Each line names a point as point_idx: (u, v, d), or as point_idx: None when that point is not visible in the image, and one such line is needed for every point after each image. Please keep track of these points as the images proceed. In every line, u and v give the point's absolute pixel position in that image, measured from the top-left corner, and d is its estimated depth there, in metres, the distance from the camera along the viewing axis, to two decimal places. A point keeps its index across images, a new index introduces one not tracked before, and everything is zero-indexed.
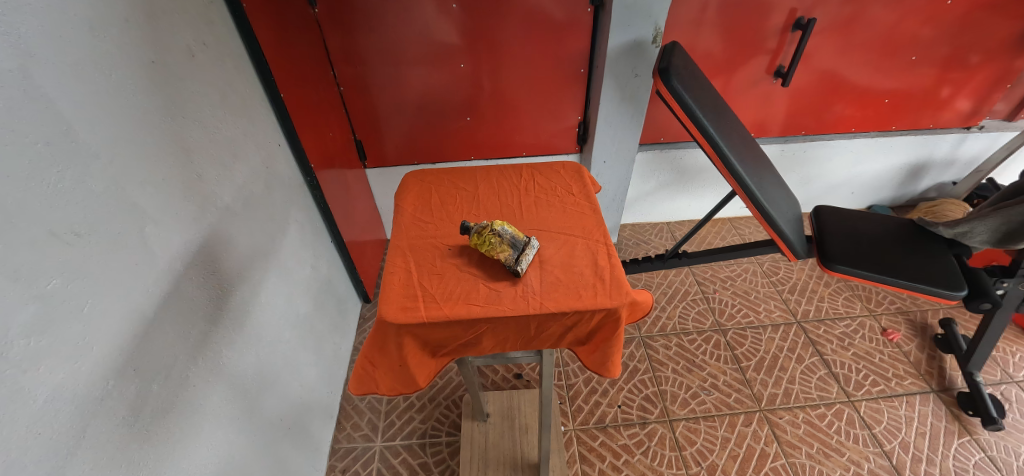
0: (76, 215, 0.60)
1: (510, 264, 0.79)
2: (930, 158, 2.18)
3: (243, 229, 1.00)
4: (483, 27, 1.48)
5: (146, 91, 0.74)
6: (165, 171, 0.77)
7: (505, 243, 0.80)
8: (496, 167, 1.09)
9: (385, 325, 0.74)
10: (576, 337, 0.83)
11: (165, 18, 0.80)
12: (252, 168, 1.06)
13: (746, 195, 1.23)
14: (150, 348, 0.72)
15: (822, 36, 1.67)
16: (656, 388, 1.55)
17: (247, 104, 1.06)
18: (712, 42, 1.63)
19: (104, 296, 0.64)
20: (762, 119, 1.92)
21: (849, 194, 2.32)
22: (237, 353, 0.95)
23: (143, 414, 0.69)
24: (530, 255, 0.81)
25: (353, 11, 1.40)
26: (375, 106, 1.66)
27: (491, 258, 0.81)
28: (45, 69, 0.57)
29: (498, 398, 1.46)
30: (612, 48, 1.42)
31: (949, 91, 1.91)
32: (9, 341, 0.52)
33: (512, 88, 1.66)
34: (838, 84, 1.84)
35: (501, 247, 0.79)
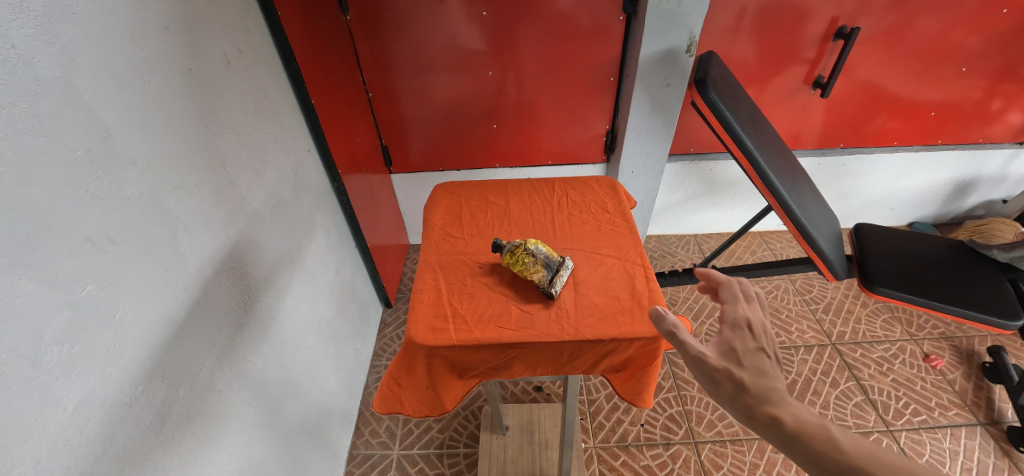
0: (112, 221, 0.61)
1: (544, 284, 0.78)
2: (978, 174, 2.06)
3: (271, 235, 1.00)
4: (512, 35, 1.47)
5: (183, 98, 0.75)
6: (198, 178, 0.78)
7: (538, 263, 0.78)
8: (528, 181, 1.07)
9: (414, 346, 0.73)
10: (609, 365, 0.79)
11: (202, 26, 0.81)
12: (282, 174, 1.07)
13: (783, 211, 1.18)
14: (177, 355, 0.72)
15: (864, 46, 1.60)
16: (681, 408, 1.50)
17: (279, 110, 1.07)
18: (747, 50, 1.58)
19: (135, 302, 0.64)
20: (797, 131, 1.85)
21: (889, 210, 2.21)
22: (262, 358, 0.95)
23: (168, 419, 0.69)
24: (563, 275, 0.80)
25: (383, 18, 1.41)
26: (402, 112, 1.67)
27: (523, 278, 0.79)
28: (88, 77, 0.58)
29: (518, 411, 1.44)
30: (644, 58, 1.39)
31: (1001, 104, 1.80)
32: (44, 347, 0.52)
33: (539, 96, 1.64)
34: (880, 96, 1.76)
35: (535, 266, 0.77)
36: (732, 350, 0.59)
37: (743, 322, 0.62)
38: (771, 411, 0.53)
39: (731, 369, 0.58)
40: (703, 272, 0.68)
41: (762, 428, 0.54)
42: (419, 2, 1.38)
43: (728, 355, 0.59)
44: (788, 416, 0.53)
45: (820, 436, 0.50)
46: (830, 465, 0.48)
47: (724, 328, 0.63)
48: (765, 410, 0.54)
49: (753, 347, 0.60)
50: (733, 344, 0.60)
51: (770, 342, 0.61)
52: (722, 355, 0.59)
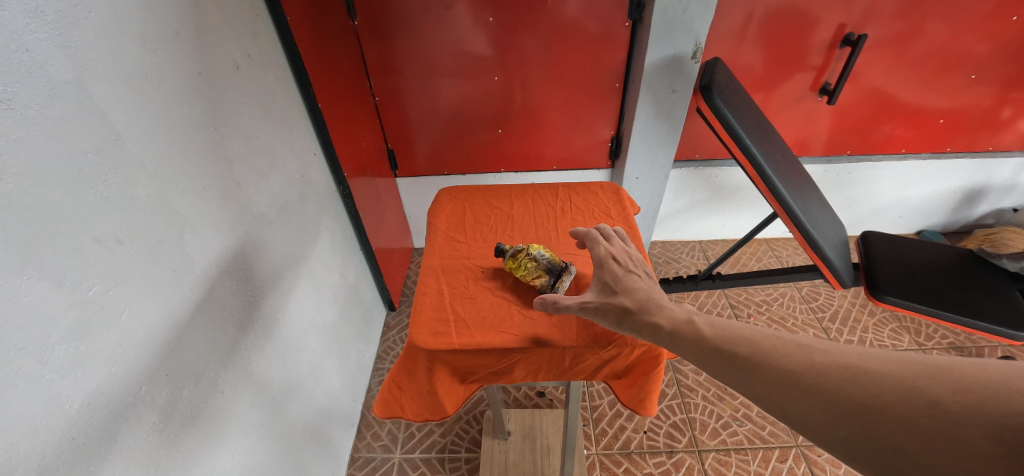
0: (120, 222, 0.62)
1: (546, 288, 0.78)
2: (988, 183, 2.04)
3: (277, 237, 1.01)
4: (518, 41, 1.47)
5: (193, 101, 0.76)
6: (205, 180, 0.79)
7: (540, 268, 0.79)
8: (532, 186, 1.08)
9: (415, 349, 0.73)
10: (611, 371, 0.79)
11: (212, 30, 0.82)
12: (288, 176, 1.07)
13: (789, 218, 1.17)
14: (182, 355, 0.72)
15: (872, 53, 1.59)
16: (684, 415, 1.49)
17: (286, 113, 1.08)
18: (753, 57, 1.58)
19: (141, 302, 0.64)
20: (804, 138, 1.84)
21: (897, 217, 2.19)
22: (266, 360, 0.96)
23: (172, 419, 0.70)
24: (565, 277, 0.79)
25: (391, 23, 1.42)
26: (408, 116, 1.68)
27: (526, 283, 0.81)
28: (100, 81, 0.59)
29: (520, 416, 1.43)
30: (649, 64, 1.39)
31: (1011, 112, 1.78)
32: (51, 346, 0.53)
33: (545, 101, 1.64)
34: (888, 103, 1.74)
35: (534, 272, 0.78)
36: (605, 282, 0.71)
37: (608, 257, 0.74)
38: (647, 319, 0.63)
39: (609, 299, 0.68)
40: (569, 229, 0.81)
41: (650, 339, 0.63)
42: (427, 8, 1.40)
43: (603, 287, 0.70)
44: (660, 318, 0.63)
45: (685, 326, 0.60)
46: (693, 346, 0.58)
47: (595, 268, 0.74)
48: (640, 319, 0.64)
49: (619, 273, 0.71)
50: (604, 276, 0.71)
51: (637, 266, 0.73)
52: (600, 290, 0.71)
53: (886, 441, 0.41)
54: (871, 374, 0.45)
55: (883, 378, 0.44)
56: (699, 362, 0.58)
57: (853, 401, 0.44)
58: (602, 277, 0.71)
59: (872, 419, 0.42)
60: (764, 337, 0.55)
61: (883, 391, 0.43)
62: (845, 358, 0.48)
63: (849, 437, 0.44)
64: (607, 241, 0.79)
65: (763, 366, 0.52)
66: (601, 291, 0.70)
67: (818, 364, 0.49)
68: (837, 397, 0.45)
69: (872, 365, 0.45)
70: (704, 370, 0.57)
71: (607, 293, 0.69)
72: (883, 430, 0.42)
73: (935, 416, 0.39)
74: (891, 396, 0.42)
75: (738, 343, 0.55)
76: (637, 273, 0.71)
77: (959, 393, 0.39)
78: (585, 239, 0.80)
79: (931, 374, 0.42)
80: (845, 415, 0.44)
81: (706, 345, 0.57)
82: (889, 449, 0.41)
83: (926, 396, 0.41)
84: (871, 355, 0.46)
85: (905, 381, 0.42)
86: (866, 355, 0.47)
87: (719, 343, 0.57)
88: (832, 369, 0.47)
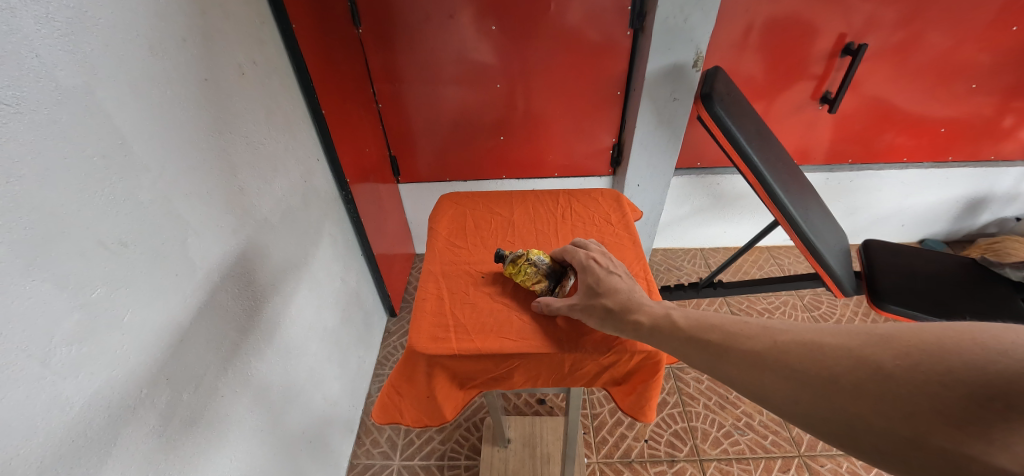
0: (124, 226, 0.62)
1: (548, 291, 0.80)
2: (990, 192, 2.04)
3: (279, 241, 1.02)
4: (520, 49, 1.49)
5: (199, 106, 0.77)
6: (209, 185, 0.79)
7: (539, 273, 0.79)
8: (532, 193, 1.08)
9: (415, 354, 0.73)
10: (611, 378, 0.79)
11: (219, 38, 0.83)
12: (291, 182, 1.08)
13: (790, 225, 1.17)
14: (183, 359, 0.73)
15: (873, 62, 1.60)
16: (686, 424, 1.48)
17: (290, 119, 1.09)
18: (754, 65, 1.59)
19: (143, 305, 0.65)
20: (805, 146, 1.85)
21: (899, 226, 2.19)
22: (266, 365, 0.96)
23: (172, 422, 0.70)
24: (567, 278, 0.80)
25: (395, 30, 1.44)
26: (410, 123, 1.69)
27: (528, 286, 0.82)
28: (108, 86, 0.60)
29: (520, 423, 1.42)
30: (651, 72, 1.40)
31: (1013, 121, 1.79)
32: (53, 348, 0.53)
33: (546, 109, 1.65)
34: (889, 112, 1.75)
35: (530, 279, 0.79)
36: (589, 285, 0.73)
37: (589, 261, 0.76)
38: (629, 316, 0.66)
39: (594, 302, 0.71)
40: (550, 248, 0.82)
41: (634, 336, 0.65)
42: (430, 16, 1.41)
43: (587, 289, 0.72)
44: (640, 314, 0.66)
45: (664, 321, 0.63)
46: (669, 338, 0.61)
47: (578, 271, 0.76)
48: (622, 318, 0.67)
49: (601, 275, 0.73)
50: (588, 279, 0.73)
51: (617, 267, 0.75)
52: (584, 292, 0.73)
53: (840, 407, 0.44)
54: (824, 346, 0.48)
55: (834, 350, 0.47)
56: (678, 352, 0.60)
57: (810, 373, 0.47)
58: (585, 280, 0.73)
59: (827, 389, 0.45)
60: (732, 324, 0.58)
61: (833, 362, 0.46)
62: (802, 335, 0.51)
63: (810, 409, 0.46)
64: (585, 247, 0.81)
65: (732, 350, 0.55)
66: (585, 294, 0.73)
67: (779, 343, 0.51)
68: (797, 372, 0.48)
69: (825, 339, 0.48)
70: (682, 359, 0.60)
71: (592, 295, 0.72)
72: (838, 399, 0.44)
73: (880, 380, 0.42)
74: (841, 365, 0.45)
75: (711, 330, 0.59)
76: (618, 273, 0.74)
77: (899, 356, 0.42)
78: (564, 249, 0.82)
79: (876, 342, 0.45)
80: (805, 387, 0.47)
81: (682, 336, 0.60)
82: (844, 415, 0.44)
83: (871, 362, 0.44)
84: (825, 330, 0.49)
85: (853, 350, 0.45)
86: (821, 330, 0.50)
87: (694, 333, 0.60)
88: (792, 347, 0.50)
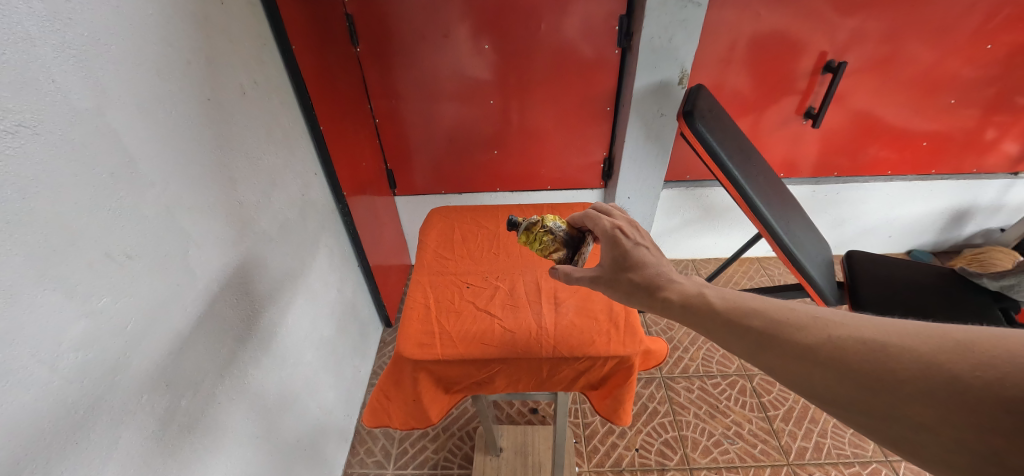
0: (130, 239, 0.66)
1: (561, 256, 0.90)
2: (974, 204, 2.09)
3: (277, 253, 1.05)
4: (514, 66, 1.54)
5: (202, 125, 0.81)
6: (211, 199, 0.83)
7: (556, 243, 0.87)
8: (518, 207, 1.13)
9: (402, 360, 0.77)
10: (587, 382, 0.82)
11: (222, 59, 0.88)
12: (290, 195, 1.12)
13: (772, 238, 1.21)
14: (183, 365, 0.76)
15: (854, 78, 1.65)
16: (676, 433, 1.50)
17: (289, 135, 1.13)
18: (740, 81, 1.64)
19: (146, 314, 0.68)
20: (791, 159, 1.90)
21: (886, 237, 2.23)
22: (263, 372, 0.98)
23: (170, 427, 0.72)
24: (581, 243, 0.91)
25: (392, 48, 1.49)
26: (407, 137, 1.74)
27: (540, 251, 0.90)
28: (117, 108, 0.64)
29: (512, 433, 1.44)
30: (638, 89, 1.45)
31: (995, 134, 1.84)
32: (61, 354, 0.56)
33: (539, 123, 1.70)
34: (873, 126, 1.80)
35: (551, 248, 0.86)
36: (618, 258, 0.75)
37: (616, 231, 0.78)
38: (658, 293, 0.69)
39: (627, 274, 0.74)
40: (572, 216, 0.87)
41: (664, 311, 0.68)
42: (426, 35, 1.46)
43: (616, 263, 0.75)
44: (670, 291, 0.68)
45: (696, 298, 0.65)
46: (709, 321, 0.62)
47: (605, 242, 0.79)
48: (653, 294, 0.70)
49: (629, 247, 0.75)
50: (617, 252, 0.76)
51: (643, 238, 0.78)
52: (613, 265, 0.76)
53: (903, 411, 0.44)
54: (889, 348, 0.47)
55: (902, 354, 0.46)
56: (715, 333, 0.61)
57: (873, 377, 0.46)
58: (614, 252, 0.76)
59: (888, 392, 0.45)
60: (778, 311, 0.58)
61: (901, 366, 0.45)
62: (863, 332, 0.50)
63: (867, 410, 0.47)
64: (608, 214, 0.84)
65: (781, 340, 0.54)
66: (614, 267, 0.75)
67: (836, 338, 0.51)
68: (856, 371, 0.47)
69: (890, 340, 0.48)
70: (718, 341, 0.61)
71: (621, 269, 0.74)
72: (904, 405, 0.44)
73: (953, 390, 0.41)
74: (909, 370, 0.45)
75: (753, 316, 0.59)
76: (646, 245, 0.76)
77: (979, 368, 0.41)
78: (589, 217, 0.84)
79: (950, 349, 0.44)
80: (863, 387, 0.47)
81: (722, 320, 0.61)
82: (906, 418, 0.44)
83: (945, 371, 0.43)
84: (889, 330, 0.49)
85: (925, 357, 0.45)
86: (884, 329, 0.49)
87: (733, 316, 0.60)
88: (849, 343, 0.50)
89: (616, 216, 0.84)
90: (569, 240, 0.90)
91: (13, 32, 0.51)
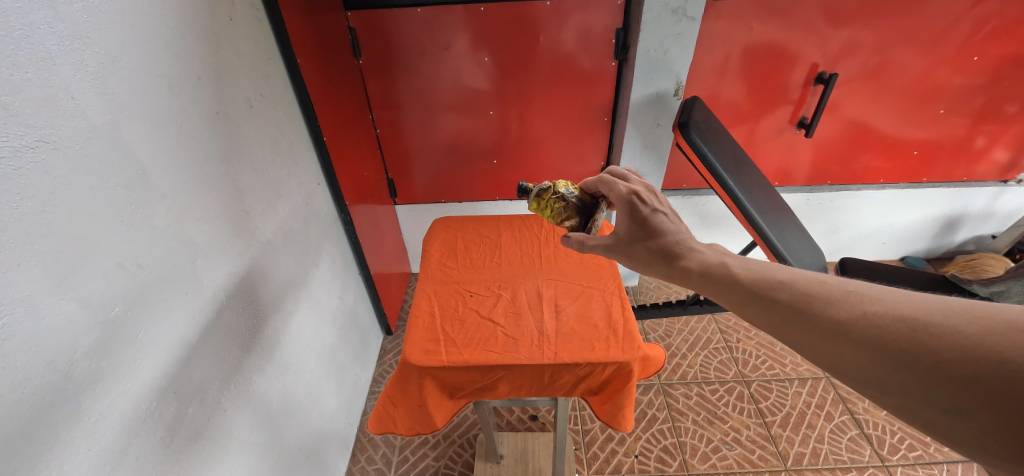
0: (141, 249, 0.67)
1: (573, 222, 1.01)
2: (965, 211, 2.12)
3: (282, 262, 1.07)
4: (514, 77, 1.57)
5: (211, 137, 0.83)
6: (219, 210, 0.85)
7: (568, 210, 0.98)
8: (519, 217, 1.16)
9: (407, 367, 0.78)
10: (588, 388, 0.83)
11: (230, 73, 0.90)
12: (294, 205, 1.14)
13: (768, 247, 1.24)
14: (190, 373, 0.77)
15: (845, 88, 1.69)
16: (675, 439, 1.51)
17: (294, 146, 1.15)
18: (735, 92, 1.68)
19: (156, 322, 0.70)
20: (786, 167, 1.93)
21: (880, 244, 2.26)
22: (266, 380, 1.00)
23: (178, 435, 0.74)
24: (592, 210, 1.00)
25: (394, 60, 1.52)
26: (408, 147, 1.77)
27: (552, 218, 1.01)
28: (131, 122, 0.66)
29: (512, 440, 1.45)
30: (635, 101, 1.49)
31: (985, 142, 1.87)
32: (75, 361, 0.58)
33: (537, 133, 1.73)
34: (865, 135, 1.84)
35: (561, 215, 0.97)
36: (636, 228, 0.82)
37: (632, 197, 0.84)
38: (678, 263, 0.76)
39: (647, 244, 0.80)
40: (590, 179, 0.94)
41: (682, 278, 0.75)
42: (428, 47, 1.50)
43: (636, 232, 0.82)
44: (689, 261, 0.75)
45: (717, 266, 0.71)
46: (733, 292, 0.66)
47: (620, 206, 0.85)
48: (673, 263, 0.76)
49: (647, 214, 0.82)
50: (634, 217, 0.82)
51: (661, 204, 0.84)
52: (631, 235, 0.82)
53: (939, 393, 0.45)
54: (931, 328, 0.47)
55: (945, 335, 0.46)
56: (733, 296, 0.66)
57: (910, 356, 0.47)
58: (632, 220, 0.82)
59: (924, 374, 0.46)
60: (805, 282, 0.60)
61: (942, 347, 0.46)
62: (902, 309, 0.50)
63: (897, 388, 0.48)
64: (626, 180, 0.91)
65: (809, 311, 0.57)
66: (633, 236, 0.82)
67: (871, 315, 0.52)
68: (891, 350, 0.49)
69: (933, 320, 0.48)
70: (733, 304, 0.66)
71: (639, 239, 0.81)
72: (940, 386, 0.45)
73: (997, 374, 0.42)
74: (951, 351, 0.45)
75: (779, 289, 0.61)
76: (664, 213, 0.83)
77: None
78: (604, 181, 0.91)
79: (1001, 333, 0.43)
80: (897, 366, 0.48)
81: (746, 291, 0.65)
82: (939, 400, 0.45)
83: (992, 355, 0.43)
84: (930, 309, 0.49)
85: (972, 339, 0.44)
86: (927, 308, 0.49)
87: (754, 285, 0.64)
88: (885, 321, 0.51)
89: (633, 181, 0.90)
90: (581, 206, 1.00)
91: (35, 52, 0.54)
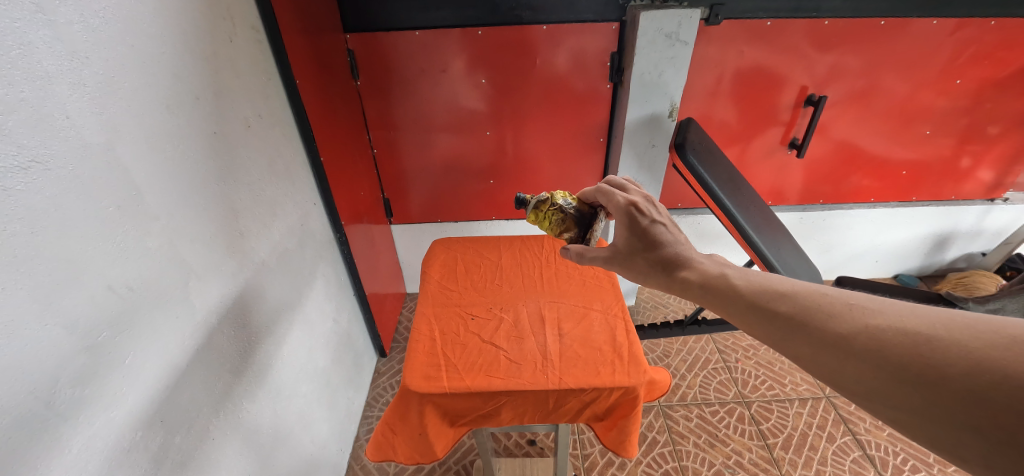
0: (131, 272, 0.65)
1: (572, 234, 1.01)
2: (955, 229, 2.16)
3: (275, 283, 1.05)
4: (510, 99, 1.59)
5: (207, 157, 0.83)
6: (214, 230, 0.84)
7: (568, 222, 0.99)
8: (519, 238, 1.15)
9: (408, 394, 0.76)
10: (593, 414, 0.82)
11: (228, 93, 0.90)
12: (289, 225, 1.13)
13: (765, 264, 1.24)
14: (179, 400, 0.74)
15: (834, 110, 1.73)
16: (676, 463, 1.48)
17: (290, 166, 1.15)
18: (727, 113, 1.71)
19: (144, 346, 0.67)
20: (779, 186, 1.96)
21: (873, 262, 2.28)
22: (257, 406, 0.96)
23: (163, 466, 0.70)
24: (591, 221, 1.00)
25: (391, 81, 1.54)
26: (404, 167, 1.77)
27: (552, 229, 1.02)
28: (127, 142, 0.65)
29: (510, 466, 1.41)
30: (630, 122, 1.51)
31: (970, 162, 1.92)
32: (57, 389, 0.55)
33: (534, 154, 1.75)
34: (855, 155, 1.87)
35: (560, 227, 0.98)
36: (635, 239, 0.82)
37: (631, 208, 0.84)
38: (678, 275, 0.75)
39: (646, 255, 0.80)
40: (591, 189, 0.94)
41: (683, 290, 0.74)
42: (425, 69, 1.51)
43: (635, 243, 0.81)
44: (690, 272, 0.74)
45: (717, 278, 0.70)
46: (734, 304, 0.65)
47: (619, 217, 0.85)
48: (673, 275, 0.76)
49: (646, 226, 0.82)
50: (634, 228, 0.82)
51: (660, 215, 0.84)
52: (629, 246, 0.82)
53: (941, 408, 0.45)
54: (933, 342, 0.47)
55: (947, 350, 0.45)
56: (734, 308, 0.66)
57: (912, 371, 0.47)
58: (631, 232, 0.82)
59: (927, 389, 0.45)
60: (807, 294, 0.59)
61: (944, 361, 0.45)
62: (904, 323, 0.50)
63: (900, 403, 0.47)
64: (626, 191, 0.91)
65: (809, 324, 0.56)
66: (632, 247, 0.82)
67: (872, 328, 0.51)
68: (894, 364, 0.48)
69: (935, 334, 0.47)
70: (735, 316, 0.65)
71: (638, 251, 0.81)
72: (943, 401, 0.44)
73: (1002, 389, 0.41)
74: (954, 366, 0.44)
75: (780, 300, 0.61)
76: (663, 224, 0.83)
77: None
78: (603, 192, 0.91)
79: (1005, 346, 0.43)
80: (900, 381, 0.47)
81: (746, 302, 0.64)
82: (941, 415, 0.45)
83: (995, 370, 0.42)
84: (933, 322, 0.48)
85: (976, 353, 0.44)
86: (929, 321, 0.49)
87: (755, 297, 0.64)
88: (887, 335, 0.50)
89: (631, 192, 0.90)
90: (580, 218, 1.00)
91: (32, 71, 0.53)
